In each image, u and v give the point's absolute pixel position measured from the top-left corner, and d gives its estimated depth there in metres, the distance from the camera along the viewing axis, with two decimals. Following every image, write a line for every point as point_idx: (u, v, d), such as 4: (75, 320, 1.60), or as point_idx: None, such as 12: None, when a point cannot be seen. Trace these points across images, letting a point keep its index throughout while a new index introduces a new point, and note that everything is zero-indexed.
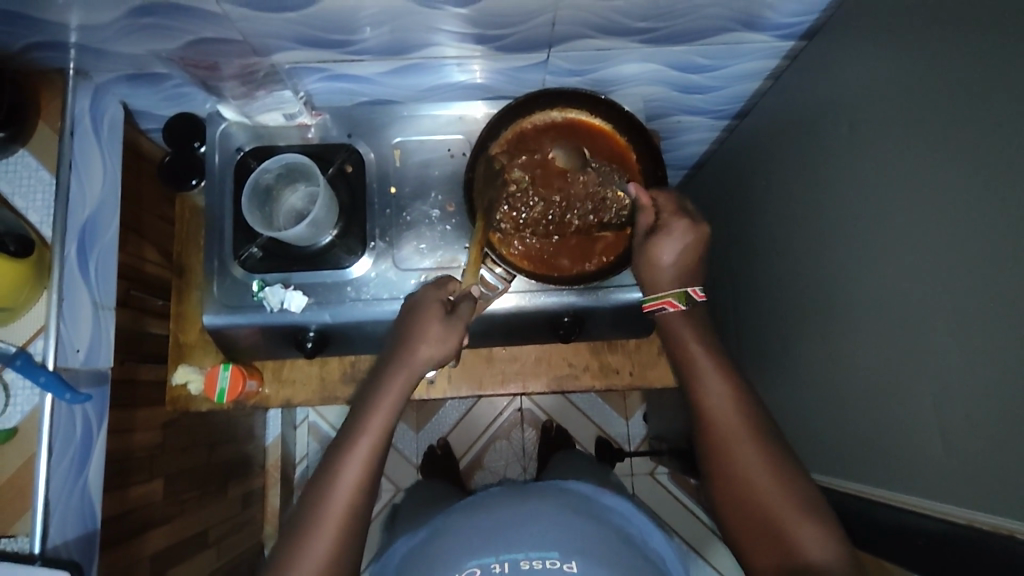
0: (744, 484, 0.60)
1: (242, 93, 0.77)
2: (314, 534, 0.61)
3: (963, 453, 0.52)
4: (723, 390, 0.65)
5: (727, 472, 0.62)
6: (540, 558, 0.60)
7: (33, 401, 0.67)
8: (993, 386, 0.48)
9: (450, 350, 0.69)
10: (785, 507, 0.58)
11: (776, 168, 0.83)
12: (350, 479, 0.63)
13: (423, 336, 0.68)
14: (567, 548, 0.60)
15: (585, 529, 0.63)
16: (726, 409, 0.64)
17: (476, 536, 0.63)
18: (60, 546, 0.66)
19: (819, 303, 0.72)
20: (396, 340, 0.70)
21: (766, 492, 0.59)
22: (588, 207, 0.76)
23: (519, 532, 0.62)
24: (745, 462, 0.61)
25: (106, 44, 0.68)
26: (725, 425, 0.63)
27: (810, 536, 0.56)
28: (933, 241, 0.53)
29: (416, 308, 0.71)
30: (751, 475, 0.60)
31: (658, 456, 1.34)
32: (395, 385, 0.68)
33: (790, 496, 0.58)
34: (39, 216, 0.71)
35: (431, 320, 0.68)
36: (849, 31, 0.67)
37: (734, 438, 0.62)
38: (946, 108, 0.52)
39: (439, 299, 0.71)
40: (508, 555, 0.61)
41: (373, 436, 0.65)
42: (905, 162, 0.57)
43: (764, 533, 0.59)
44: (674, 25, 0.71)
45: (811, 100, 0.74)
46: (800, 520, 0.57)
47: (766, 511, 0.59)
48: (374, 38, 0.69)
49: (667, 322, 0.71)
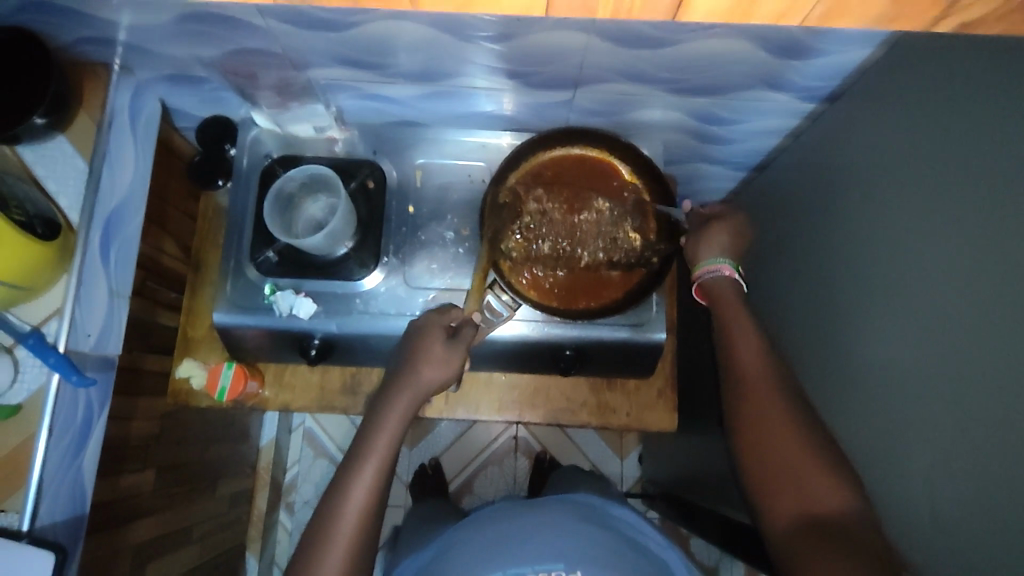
0: (768, 443, 0.63)
1: (276, 103, 0.82)
2: (328, 543, 0.63)
3: (949, 527, 0.52)
4: (755, 346, 0.69)
5: (754, 426, 0.64)
6: (546, 569, 0.63)
7: (40, 379, 0.68)
8: (986, 465, 0.48)
9: (452, 372, 0.71)
10: (806, 458, 0.60)
11: (788, 224, 0.84)
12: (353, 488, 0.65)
13: (426, 357, 0.71)
14: (571, 561, 0.64)
15: (592, 536, 0.68)
16: (759, 370, 0.67)
17: (483, 547, 0.68)
18: (48, 527, 0.68)
19: (819, 361, 0.73)
20: (398, 360, 0.72)
21: (789, 447, 0.62)
22: (598, 244, 0.78)
23: (521, 547, 0.66)
24: (768, 412, 0.64)
25: (153, 45, 0.71)
26: (754, 378, 0.67)
27: (826, 492, 0.58)
28: (936, 312, 0.54)
29: (417, 332, 0.73)
30: (774, 429, 0.63)
31: (650, 499, 1.33)
32: (398, 407, 0.70)
33: (811, 451, 0.61)
34: (69, 201, 0.73)
35: (434, 342, 0.71)
36: (870, 100, 0.68)
37: (760, 395, 0.66)
38: (958, 184, 0.53)
39: (441, 323, 0.73)
40: (516, 569, 0.64)
41: (376, 458, 0.67)
42: (915, 232, 0.58)
43: (783, 486, 0.61)
44: (699, 77, 0.73)
45: (826, 162, 0.76)
46: (819, 473, 0.59)
47: (788, 465, 0.61)
48: (410, 63, 0.72)
49: (717, 286, 0.75)
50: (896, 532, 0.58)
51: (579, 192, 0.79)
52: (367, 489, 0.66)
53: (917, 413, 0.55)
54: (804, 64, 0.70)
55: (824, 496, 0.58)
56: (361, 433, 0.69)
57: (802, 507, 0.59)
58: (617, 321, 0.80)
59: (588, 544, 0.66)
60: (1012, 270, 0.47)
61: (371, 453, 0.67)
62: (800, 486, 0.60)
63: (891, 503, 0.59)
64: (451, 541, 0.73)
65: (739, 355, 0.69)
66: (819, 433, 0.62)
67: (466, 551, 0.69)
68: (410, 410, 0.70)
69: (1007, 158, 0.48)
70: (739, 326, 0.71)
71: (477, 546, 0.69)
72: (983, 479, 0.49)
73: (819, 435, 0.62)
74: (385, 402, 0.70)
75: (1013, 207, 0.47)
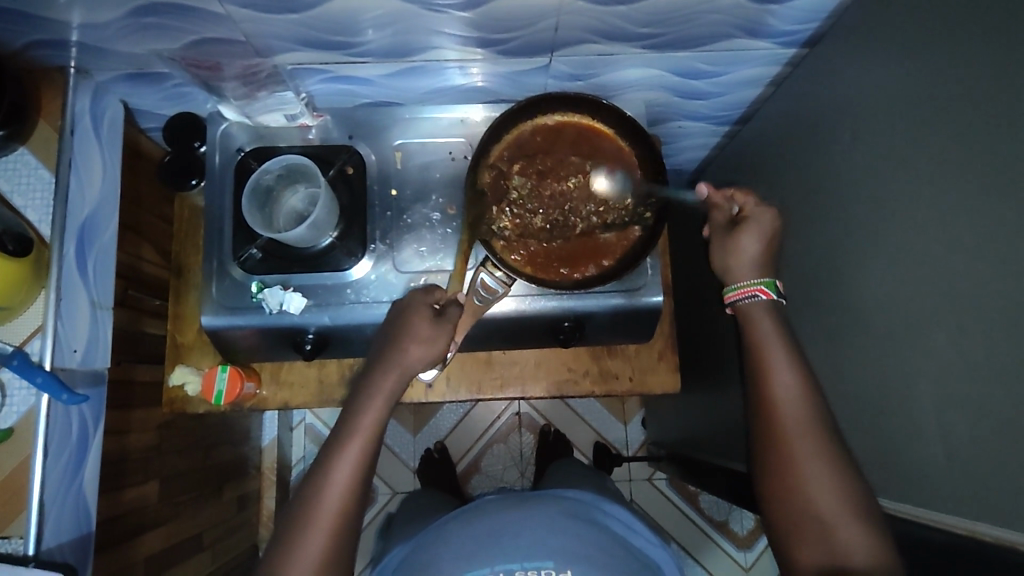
0: (805, 487, 0.62)
1: (243, 93, 0.77)
2: (309, 525, 0.61)
3: (960, 462, 0.52)
4: (793, 383, 0.65)
5: (787, 471, 0.63)
6: (536, 567, 0.68)
7: (29, 401, 0.66)
8: (998, 397, 0.48)
9: (438, 351, 0.70)
10: (836, 509, 0.60)
11: (776, 175, 0.83)
12: (340, 483, 0.63)
13: (412, 337, 0.69)
14: (560, 559, 0.68)
15: (583, 535, 0.72)
16: (796, 410, 0.64)
17: (472, 540, 0.71)
18: (54, 549, 0.66)
19: (820, 309, 0.73)
20: (383, 341, 0.71)
21: (827, 494, 0.61)
22: (589, 207, 0.77)
23: (511, 544, 0.70)
24: (802, 457, 0.63)
25: (107, 44, 0.68)
26: (789, 422, 0.64)
27: (854, 539, 0.59)
28: (938, 250, 0.53)
29: (403, 311, 0.71)
30: (819, 479, 0.62)
31: (657, 461, 1.34)
32: (384, 386, 0.68)
33: (848, 500, 0.60)
34: (38, 214, 0.70)
35: (420, 321, 0.70)
36: (852, 38, 0.67)
37: (802, 437, 0.63)
38: (951, 115, 0.52)
39: (426, 304, 0.71)
40: (504, 566, 0.68)
41: (361, 438, 0.65)
42: (910, 168, 0.57)
43: (811, 531, 0.61)
44: (677, 30, 0.71)
45: (812, 108, 0.74)
46: (847, 520, 0.60)
47: (824, 512, 0.61)
48: (376, 40, 0.69)
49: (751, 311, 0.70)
50: (913, 473, 0.58)
51: (564, 161, 0.78)
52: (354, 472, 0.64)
53: (924, 352, 0.55)
54: (782, 8, 0.69)
55: (851, 544, 0.59)
56: (348, 412, 0.68)
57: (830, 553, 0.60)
58: (613, 288, 0.79)
59: (576, 541, 0.70)
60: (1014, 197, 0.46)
61: (359, 433, 0.65)
62: (829, 536, 0.60)
63: (902, 442, 0.59)
64: (435, 535, 0.76)
65: (775, 387, 0.66)
66: (857, 479, 0.61)
67: (461, 543, 0.72)
68: (398, 389, 0.69)
69: (1002, 86, 0.47)
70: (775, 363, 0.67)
71: (473, 536, 0.72)
72: (992, 409, 0.49)
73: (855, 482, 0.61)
74: (369, 387, 0.68)
75: (1011, 132, 0.46)
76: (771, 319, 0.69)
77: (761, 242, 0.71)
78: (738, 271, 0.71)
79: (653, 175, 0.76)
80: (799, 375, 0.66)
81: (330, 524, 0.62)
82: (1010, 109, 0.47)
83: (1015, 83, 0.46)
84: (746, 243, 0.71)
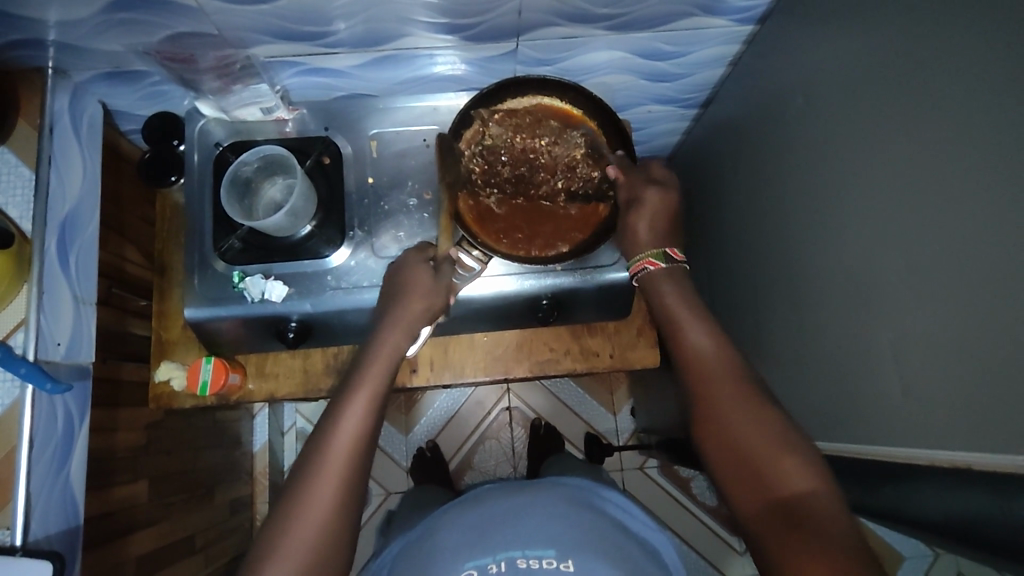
0: (726, 431, 0.59)
1: (218, 88, 0.78)
2: (310, 483, 0.60)
3: (926, 398, 0.54)
4: (705, 340, 0.64)
5: (715, 417, 0.60)
6: (537, 557, 0.64)
7: (13, 393, 0.67)
8: (960, 330, 0.50)
9: (439, 303, 0.72)
10: (764, 446, 0.57)
11: (746, 149, 0.85)
12: (344, 441, 0.62)
13: (413, 289, 0.71)
14: (563, 549, 0.64)
15: (582, 517, 0.70)
16: (713, 360, 0.63)
17: (471, 529, 0.69)
18: (41, 539, 0.67)
19: (794, 270, 0.74)
20: (385, 299, 0.72)
21: (751, 431, 0.58)
22: (553, 179, 0.79)
23: (512, 534, 0.67)
24: (727, 400, 0.60)
25: (83, 41, 0.69)
26: (705, 374, 0.63)
27: (793, 474, 0.55)
28: (899, 199, 0.55)
29: (401, 269, 0.73)
30: (744, 421, 0.59)
31: (648, 449, 1.35)
32: (390, 340, 0.69)
33: (772, 434, 0.57)
34: (19, 210, 0.71)
35: (419, 272, 0.71)
36: (804, 7, 0.69)
37: (719, 382, 0.62)
38: (902, 70, 0.54)
39: (421, 259, 0.73)
40: (505, 554, 0.65)
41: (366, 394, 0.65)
42: (869, 121, 0.59)
43: (749, 472, 0.57)
44: (637, 10, 0.74)
45: (774, 81, 0.77)
46: (781, 456, 0.56)
47: (753, 449, 0.57)
48: (347, 30, 0.71)
49: (650, 283, 0.70)
50: (883, 419, 0.60)
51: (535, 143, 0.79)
52: (358, 422, 0.63)
53: (890, 296, 0.57)
54: None
55: (789, 476, 0.55)
56: (358, 363, 0.69)
57: (765, 492, 0.55)
58: (587, 265, 0.80)
59: (574, 531, 0.67)
60: (965, 138, 0.48)
61: (366, 382, 0.66)
62: (764, 475, 0.56)
63: (872, 388, 0.61)
64: (431, 528, 0.74)
65: (691, 346, 0.65)
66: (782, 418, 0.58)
67: (462, 525, 0.71)
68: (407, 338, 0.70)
69: (946, 33, 0.50)
70: (686, 319, 0.66)
71: (464, 526, 0.71)
72: (951, 341, 0.51)
73: (778, 418, 0.58)
74: (375, 338, 0.69)
75: (961, 75, 0.48)
76: (670, 280, 0.69)
77: (653, 222, 0.71)
78: (633, 247, 0.71)
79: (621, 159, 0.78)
80: (712, 333, 0.65)
81: (342, 462, 0.61)
82: (956, 55, 0.49)
83: (958, 28, 0.48)
84: (636, 225, 0.71)
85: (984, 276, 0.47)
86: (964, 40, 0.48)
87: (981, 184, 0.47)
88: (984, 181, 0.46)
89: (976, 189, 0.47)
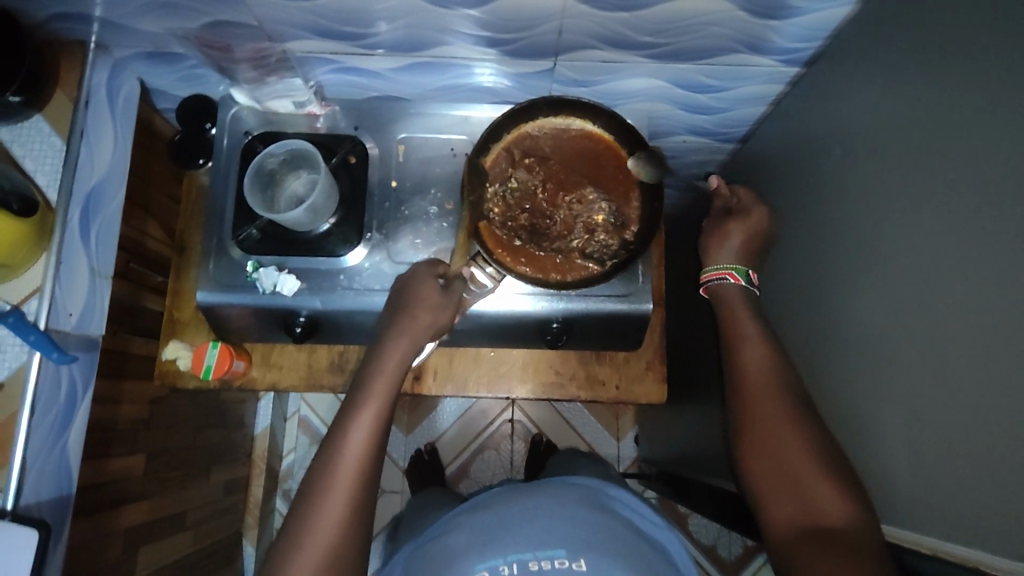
0: (775, 452, 0.63)
1: (253, 77, 0.79)
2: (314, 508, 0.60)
3: (935, 483, 0.52)
4: (761, 356, 0.69)
5: (762, 435, 0.65)
6: (548, 558, 0.62)
7: (21, 358, 0.68)
8: (976, 417, 0.47)
9: (445, 319, 0.72)
10: (809, 469, 0.60)
11: (778, 191, 0.83)
12: (348, 463, 0.62)
13: (422, 303, 0.70)
14: (573, 548, 0.62)
15: (592, 519, 0.67)
16: (766, 377, 0.68)
17: (480, 532, 0.67)
18: (31, 505, 0.67)
19: (813, 324, 0.72)
20: (389, 311, 0.72)
21: (797, 454, 0.62)
22: (570, 236, 0.76)
23: (527, 533, 0.65)
24: (776, 419, 0.64)
25: (127, 20, 0.70)
26: (758, 390, 0.67)
27: (832, 502, 0.58)
28: (928, 271, 0.53)
29: (408, 283, 0.72)
30: (789, 441, 0.63)
31: (648, 479, 1.32)
32: (398, 349, 0.69)
33: (816, 457, 0.61)
34: (47, 179, 0.72)
35: (428, 288, 0.71)
36: (853, 56, 0.67)
37: (770, 401, 0.66)
38: (948, 137, 0.52)
39: (431, 275, 0.72)
40: (517, 555, 0.63)
41: (376, 401, 0.66)
42: (905, 184, 0.56)
43: (790, 492, 0.61)
44: (680, 41, 0.72)
45: (813, 127, 0.75)
46: (824, 481, 0.59)
47: (796, 473, 0.61)
48: (388, 33, 0.71)
49: (723, 292, 0.77)
50: (891, 497, 0.58)
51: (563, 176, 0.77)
52: (368, 430, 0.64)
53: (906, 369, 0.55)
54: (784, 24, 0.69)
55: (827, 502, 0.58)
56: (367, 367, 0.69)
57: (806, 515, 0.59)
58: (604, 293, 0.79)
59: (586, 531, 0.65)
60: (1005, 219, 0.46)
61: (373, 398, 0.66)
62: (806, 498, 0.60)
63: (881, 461, 0.59)
64: (442, 528, 0.73)
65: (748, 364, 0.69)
66: (827, 440, 0.62)
67: (449, 540, 0.69)
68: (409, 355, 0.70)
69: (997, 105, 0.47)
70: (745, 336, 0.71)
71: (467, 532, 0.69)
72: (968, 429, 0.48)
73: (824, 444, 0.61)
74: (381, 347, 0.69)
75: (1009, 150, 0.46)
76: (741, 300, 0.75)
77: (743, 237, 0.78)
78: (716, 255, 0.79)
79: (649, 204, 0.76)
80: (766, 349, 0.70)
81: (345, 474, 0.62)
82: (1005, 131, 0.46)
83: (1010, 105, 0.46)
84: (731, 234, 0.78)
85: (1009, 368, 0.44)
86: (1017, 115, 0.45)
87: (1013, 270, 0.45)
88: (1019, 266, 0.44)
89: (1013, 274, 0.45)
